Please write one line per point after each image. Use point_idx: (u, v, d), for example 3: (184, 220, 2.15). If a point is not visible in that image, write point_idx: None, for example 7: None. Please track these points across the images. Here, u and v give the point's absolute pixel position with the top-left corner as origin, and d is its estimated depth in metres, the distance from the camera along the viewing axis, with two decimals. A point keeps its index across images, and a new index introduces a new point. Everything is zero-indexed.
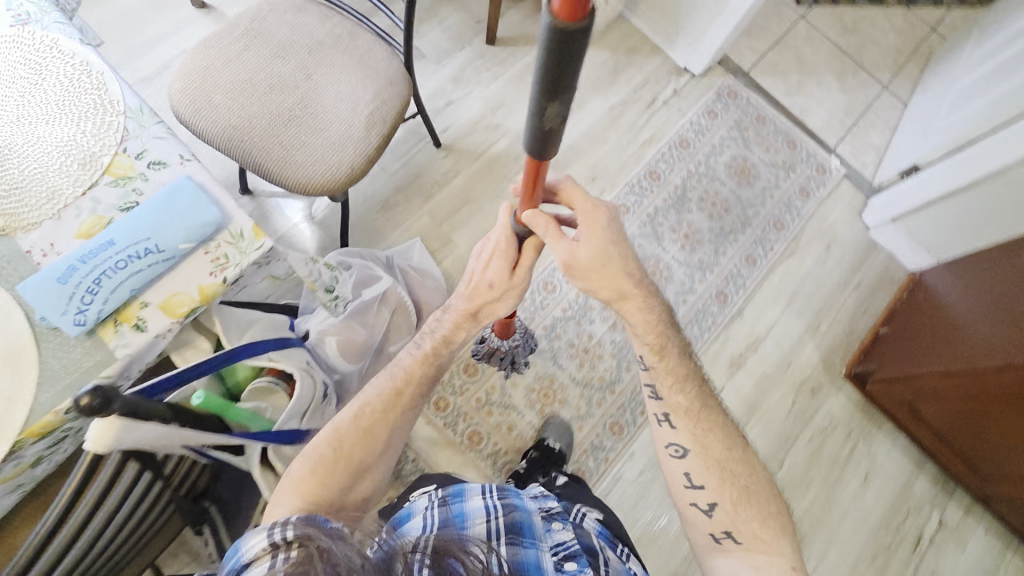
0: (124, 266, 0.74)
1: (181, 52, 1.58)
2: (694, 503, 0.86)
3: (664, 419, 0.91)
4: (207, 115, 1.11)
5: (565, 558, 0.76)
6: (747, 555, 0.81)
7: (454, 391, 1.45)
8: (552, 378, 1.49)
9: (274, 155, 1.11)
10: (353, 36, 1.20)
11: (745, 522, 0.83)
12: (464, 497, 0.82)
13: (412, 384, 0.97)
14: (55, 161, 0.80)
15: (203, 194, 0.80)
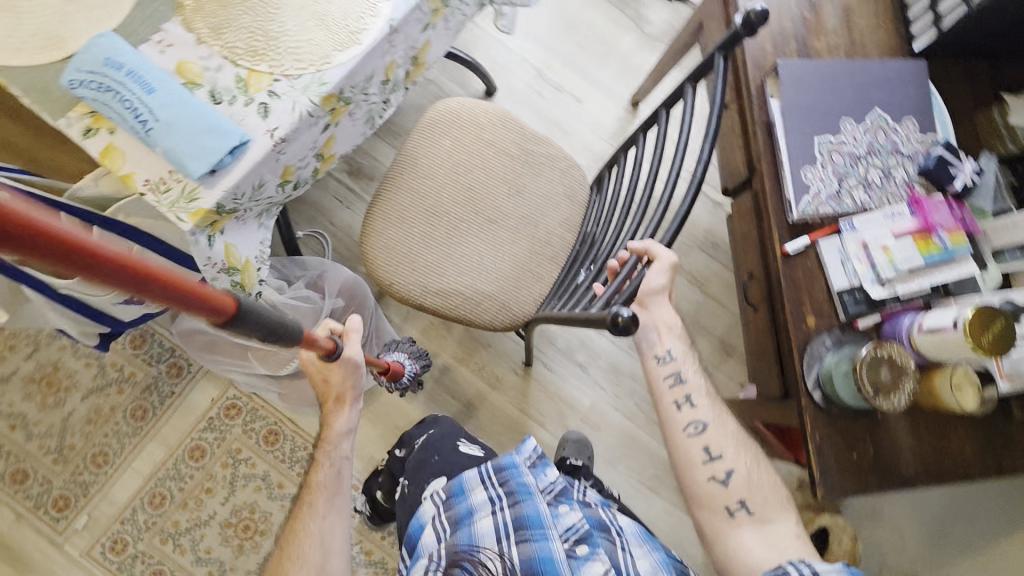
0: (128, 109, 0.77)
1: (573, 99, 1.65)
2: (712, 475, 0.82)
3: (682, 401, 0.85)
4: (423, 137, 1.09)
5: (576, 542, 0.83)
6: (760, 523, 0.79)
7: (245, 420, 1.38)
8: (264, 529, 1.36)
9: (388, 210, 1.05)
10: (549, 259, 1.08)
11: (764, 473, 0.83)
12: (467, 492, 0.89)
13: (318, 492, 0.84)
14: (256, 29, 0.84)
15: (221, 157, 0.77)
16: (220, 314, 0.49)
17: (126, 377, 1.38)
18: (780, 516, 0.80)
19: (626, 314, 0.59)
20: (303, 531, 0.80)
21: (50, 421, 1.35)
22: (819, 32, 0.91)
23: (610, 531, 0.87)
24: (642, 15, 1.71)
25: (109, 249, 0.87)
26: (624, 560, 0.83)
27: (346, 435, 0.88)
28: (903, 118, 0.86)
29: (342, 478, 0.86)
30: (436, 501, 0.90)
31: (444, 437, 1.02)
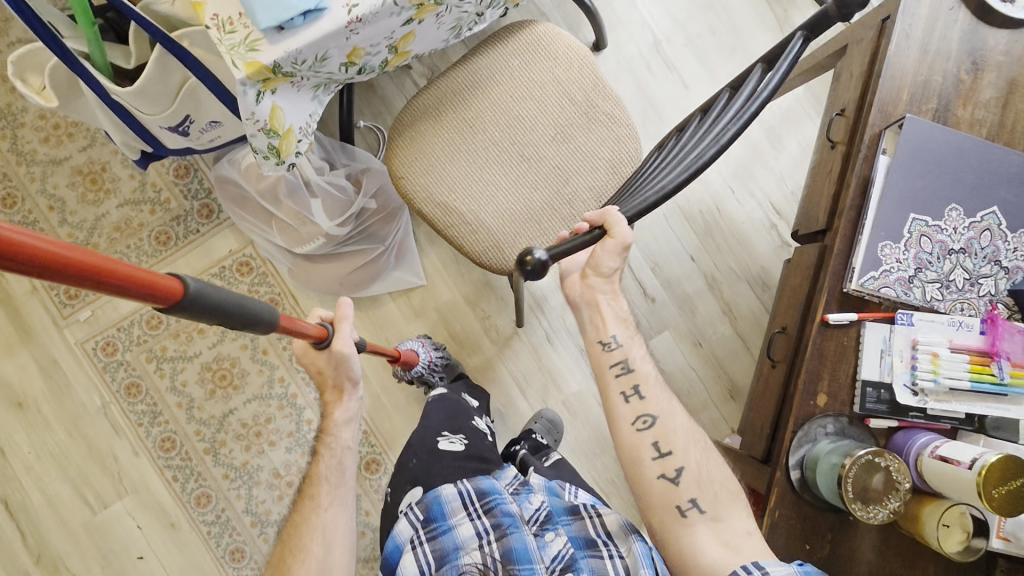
0: None
1: (679, 81, 1.53)
2: (664, 475, 0.75)
3: (631, 393, 0.80)
4: (496, 54, 1.06)
5: (563, 571, 0.81)
6: (718, 521, 0.73)
7: (251, 280, 1.41)
8: (241, 383, 1.43)
9: (425, 107, 1.05)
10: (562, 220, 1.03)
11: (719, 472, 0.76)
12: (450, 516, 0.89)
13: (320, 484, 0.84)
14: None
15: (292, 16, 0.74)
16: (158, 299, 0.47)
17: (161, 202, 1.42)
18: (736, 512, 0.74)
19: (534, 258, 0.64)
20: (306, 524, 0.80)
21: (84, 216, 1.41)
22: (967, 101, 0.79)
23: (598, 546, 0.83)
24: (789, 17, 1.55)
25: (171, 71, 0.87)
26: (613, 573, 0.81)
27: (345, 423, 0.90)
28: (1019, 228, 0.75)
29: (344, 467, 0.86)
30: (417, 524, 0.89)
31: (424, 433, 1.05)
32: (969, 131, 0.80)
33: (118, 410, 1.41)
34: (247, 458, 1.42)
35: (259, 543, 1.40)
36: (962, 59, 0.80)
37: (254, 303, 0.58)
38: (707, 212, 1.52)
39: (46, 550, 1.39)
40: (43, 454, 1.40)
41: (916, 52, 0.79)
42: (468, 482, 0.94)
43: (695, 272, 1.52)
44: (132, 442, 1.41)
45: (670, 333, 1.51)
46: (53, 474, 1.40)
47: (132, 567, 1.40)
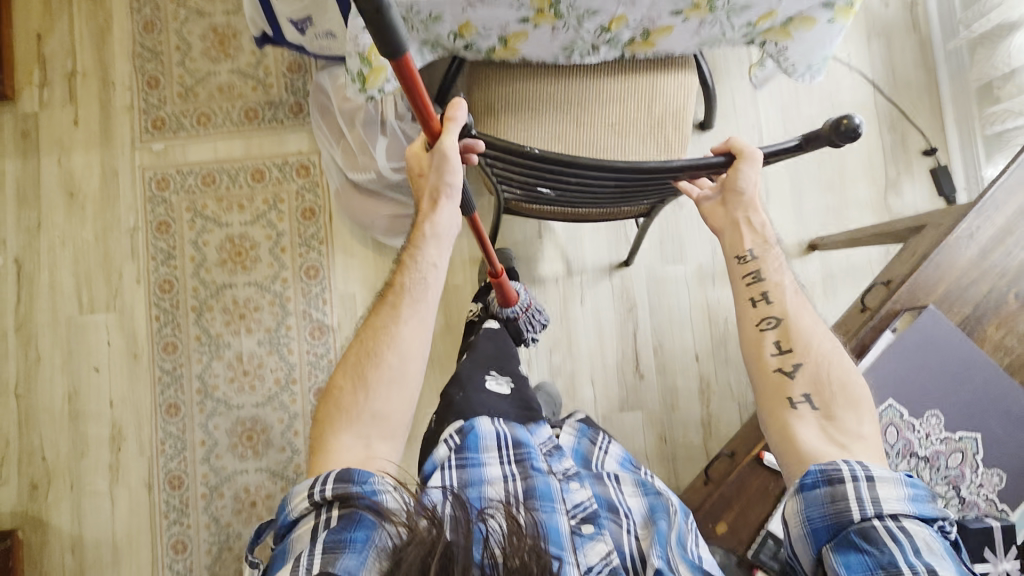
0: None
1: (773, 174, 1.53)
2: (779, 369, 0.74)
3: (765, 319, 0.78)
4: (615, 88, 1.10)
5: (584, 520, 0.82)
6: (829, 415, 0.70)
7: (305, 185, 1.52)
8: (249, 267, 1.52)
9: (509, 98, 1.10)
10: None
11: (841, 372, 0.73)
12: (482, 452, 0.90)
13: (403, 295, 0.86)
14: None
15: None
16: None
17: (264, 84, 1.55)
18: (855, 420, 0.70)
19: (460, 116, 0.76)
20: (385, 332, 0.84)
21: (201, 67, 1.56)
22: (1003, 323, 0.76)
23: (618, 512, 0.84)
24: (898, 181, 1.51)
25: None
26: (627, 542, 0.81)
27: (431, 238, 0.87)
28: (993, 465, 0.71)
29: (427, 286, 0.87)
30: (451, 448, 0.90)
31: (473, 367, 1.05)
32: (991, 352, 0.76)
33: (143, 238, 1.53)
34: (222, 332, 1.50)
35: (192, 410, 1.48)
36: (1017, 282, 0.76)
37: (404, 34, 0.55)
38: (731, 322, 1.49)
39: (28, 323, 1.52)
40: (67, 241, 1.53)
41: (973, 255, 0.76)
42: (506, 426, 0.95)
43: (693, 371, 1.49)
44: (139, 270, 1.52)
45: (642, 415, 1.48)
46: (66, 264, 1.53)
47: (85, 373, 1.50)
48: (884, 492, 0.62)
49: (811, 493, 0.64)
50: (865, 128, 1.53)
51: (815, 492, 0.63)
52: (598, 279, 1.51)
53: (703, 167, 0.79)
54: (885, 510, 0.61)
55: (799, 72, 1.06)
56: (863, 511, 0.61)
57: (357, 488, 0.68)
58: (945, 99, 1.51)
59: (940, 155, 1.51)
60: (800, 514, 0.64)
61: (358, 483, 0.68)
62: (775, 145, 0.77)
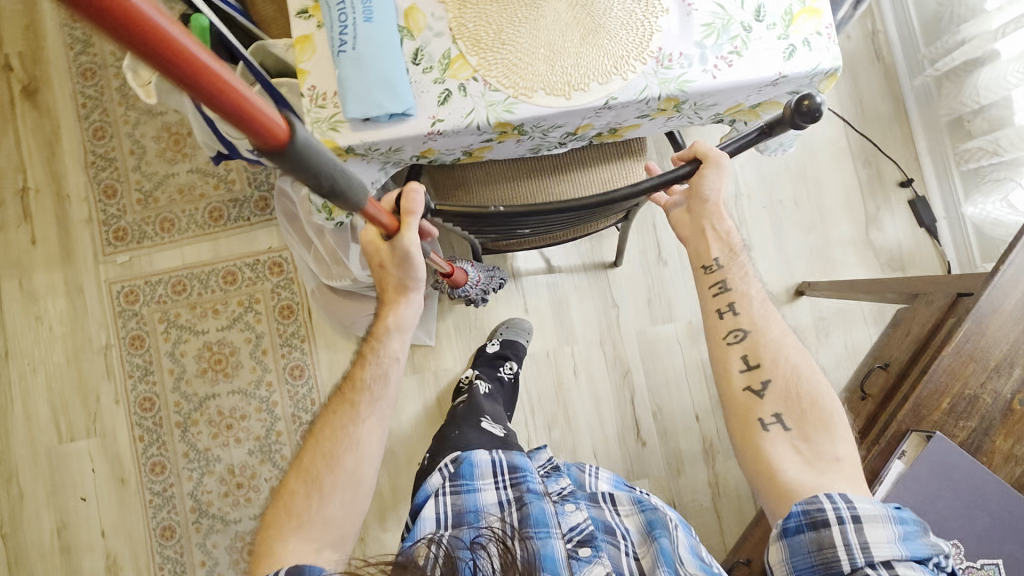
0: (340, 21, 0.78)
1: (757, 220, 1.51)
2: (748, 385, 0.72)
3: (736, 331, 0.76)
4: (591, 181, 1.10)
5: (580, 543, 0.80)
6: (805, 436, 0.68)
7: (280, 282, 1.48)
8: (230, 374, 1.47)
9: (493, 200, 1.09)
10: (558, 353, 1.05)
11: (811, 388, 0.71)
12: (477, 478, 0.93)
13: (363, 392, 0.79)
14: (491, 25, 0.82)
15: (378, 114, 0.78)
16: (257, 137, 0.40)
17: (227, 181, 1.50)
18: (829, 440, 0.68)
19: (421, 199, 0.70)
20: (344, 434, 0.77)
21: (158, 169, 1.51)
22: (1011, 432, 0.74)
23: (615, 535, 0.83)
24: (878, 217, 1.50)
25: None
26: (625, 564, 0.78)
27: (395, 331, 0.82)
28: None
29: (388, 382, 0.80)
30: (446, 476, 0.94)
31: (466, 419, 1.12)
32: (1003, 463, 0.74)
33: (118, 355, 1.47)
34: (210, 444, 1.45)
35: (188, 530, 1.43)
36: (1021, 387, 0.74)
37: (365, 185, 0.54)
38: None
39: (8, 457, 1.45)
40: (38, 366, 1.47)
41: (973, 362, 0.74)
42: (503, 455, 0.99)
43: (695, 431, 1.47)
44: (118, 389, 1.47)
45: (649, 482, 1.46)
46: (41, 390, 1.47)
47: (71, 502, 1.44)
48: (874, 535, 0.56)
49: (795, 539, 0.59)
50: (839, 166, 1.52)
51: (797, 538, 0.59)
52: (589, 347, 1.49)
53: (677, 180, 0.71)
54: (875, 559, 0.55)
55: (770, 148, 1.05)
56: (852, 559, 0.56)
57: None
58: (915, 130, 1.51)
59: (916, 186, 1.50)
60: (785, 562, 0.59)
61: None
62: (738, 140, 0.72)
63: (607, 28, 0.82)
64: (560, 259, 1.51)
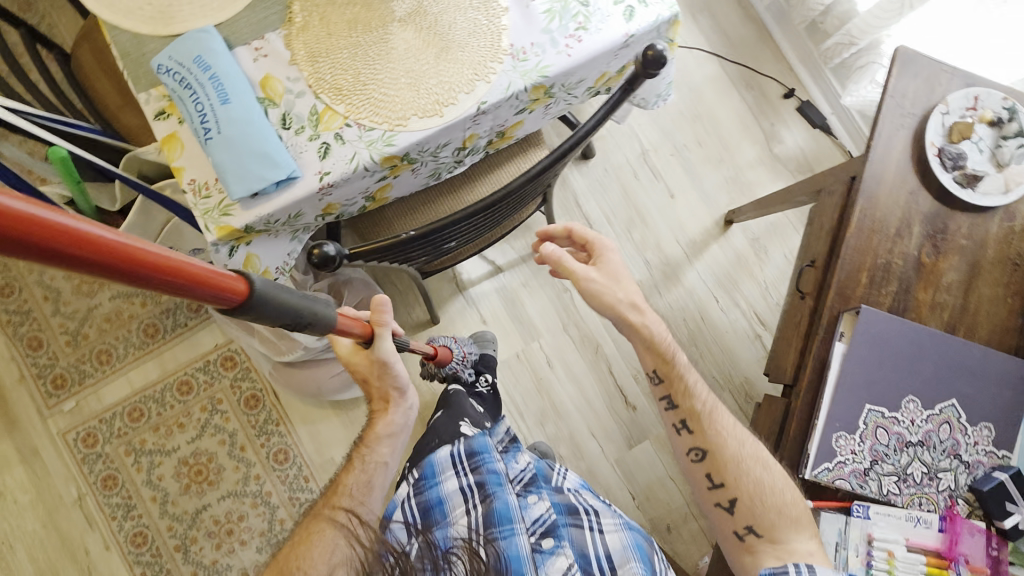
0: (197, 110, 0.78)
1: (669, 168, 1.56)
2: (718, 503, 0.74)
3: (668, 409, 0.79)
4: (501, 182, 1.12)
5: (543, 534, 0.84)
6: (774, 544, 0.70)
7: (236, 375, 1.45)
8: (215, 480, 1.43)
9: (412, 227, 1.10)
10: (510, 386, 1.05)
11: (775, 499, 0.71)
12: (438, 474, 0.92)
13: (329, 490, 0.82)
14: (347, 67, 0.83)
15: (263, 186, 0.78)
16: (234, 306, 0.43)
17: (152, 294, 1.47)
18: (797, 531, 0.70)
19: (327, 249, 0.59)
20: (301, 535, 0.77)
21: (78, 306, 1.46)
22: (928, 284, 0.79)
23: (578, 516, 0.89)
24: (775, 131, 1.58)
25: (169, 216, 0.93)
26: (592, 546, 0.85)
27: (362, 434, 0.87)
28: (980, 422, 0.75)
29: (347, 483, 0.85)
30: (411, 484, 0.93)
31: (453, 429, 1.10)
32: (931, 313, 0.79)
33: (94, 502, 1.41)
34: (216, 556, 1.41)
35: None
36: (923, 240, 0.79)
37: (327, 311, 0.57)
38: (689, 320, 1.52)
39: None
40: (14, 541, 1.40)
41: (876, 235, 0.79)
42: (462, 442, 0.95)
43: None
44: (104, 536, 1.41)
45: (651, 443, 1.49)
46: (24, 565, 1.40)
47: None
48: None
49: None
50: (725, 96, 1.59)
51: None
52: (555, 336, 1.52)
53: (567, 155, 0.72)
54: None
55: (650, 101, 1.09)
56: None
57: None
58: (780, 43, 1.59)
59: (799, 93, 1.58)
60: None
61: None
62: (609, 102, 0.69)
63: (457, 41, 0.85)
64: (503, 260, 1.53)
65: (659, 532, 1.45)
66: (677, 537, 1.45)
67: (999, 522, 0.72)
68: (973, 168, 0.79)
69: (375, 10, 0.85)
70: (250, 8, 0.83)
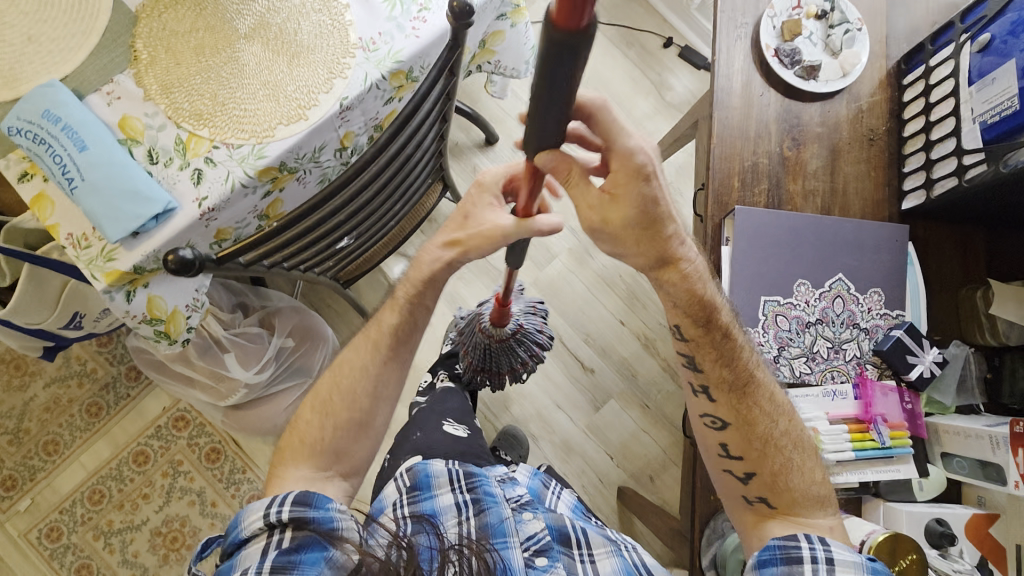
0: (57, 164, 0.78)
1: None
2: (729, 471, 0.76)
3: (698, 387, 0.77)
4: None
5: (536, 552, 0.82)
6: (787, 518, 0.72)
7: (192, 432, 1.43)
8: (192, 543, 1.39)
9: None
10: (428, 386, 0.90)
11: (799, 482, 0.72)
12: (433, 488, 0.87)
13: None
14: (203, 91, 0.85)
15: (141, 223, 0.78)
16: None
17: (87, 373, 1.44)
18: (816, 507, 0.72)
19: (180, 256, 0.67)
20: None
21: (13, 403, 1.42)
22: (796, 175, 0.85)
23: (571, 543, 0.85)
24: (664, 79, 1.63)
25: (64, 280, 0.92)
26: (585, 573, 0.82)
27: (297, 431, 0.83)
28: (869, 288, 0.82)
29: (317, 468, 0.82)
30: (402, 487, 0.90)
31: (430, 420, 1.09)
32: (805, 201, 0.84)
33: None
34: None
35: None
36: (781, 136, 0.85)
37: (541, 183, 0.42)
38: (626, 275, 1.56)
39: None
40: None
41: (739, 140, 0.84)
42: (459, 463, 0.93)
43: (627, 335, 1.54)
44: None
45: (617, 401, 1.51)
46: None
47: None
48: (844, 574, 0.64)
49: (769, 570, 0.66)
50: (610, 57, 1.64)
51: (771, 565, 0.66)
52: None
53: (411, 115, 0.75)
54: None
55: (522, 70, 1.15)
56: None
57: (314, 513, 0.66)
58: None
59: (676, 41, 1.65)
60: None
61: (315, 508, 0.67)
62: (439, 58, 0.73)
63: (306, 45, 0.87)
64: None
65: (643, 484, 1.47)
66: (661, 484, 1.47)
67: (905, 375, 0.79)
68: (809, 61, 0.86)
69: (219, 32, 0.87)
70: (93, 55, 0.84)
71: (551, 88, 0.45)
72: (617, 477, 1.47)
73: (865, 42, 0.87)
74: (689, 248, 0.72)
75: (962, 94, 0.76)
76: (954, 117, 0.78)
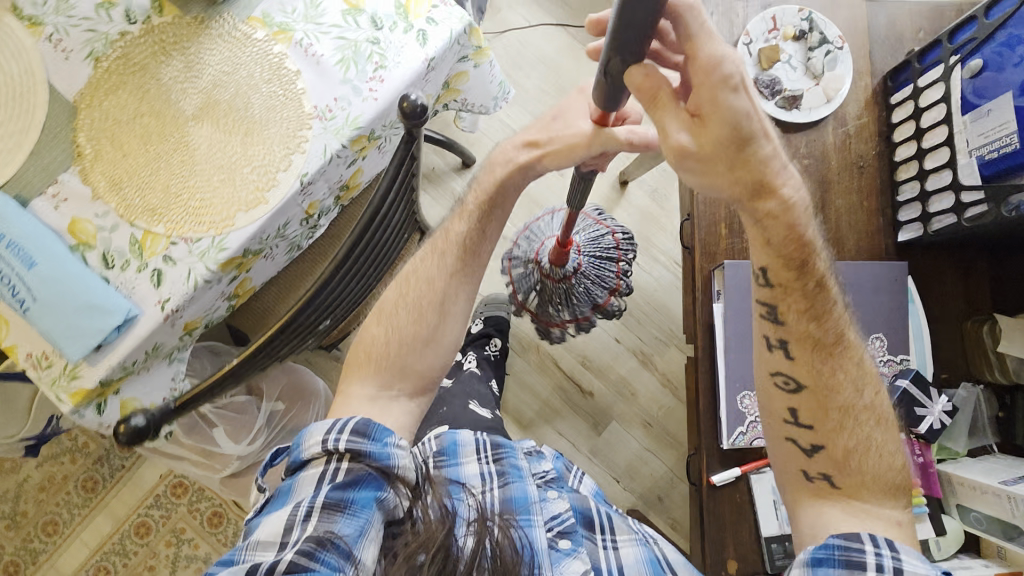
0: (6, 285, 0.74)
1: None
2: (789, 441, 0.69)
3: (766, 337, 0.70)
4: None
5: (561, 534, 0.78)
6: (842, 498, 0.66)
7: (192, 498, 1.39)
8: None
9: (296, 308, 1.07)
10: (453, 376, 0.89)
11: (862, 463, 0.66)
12: (459, 455, 0.84)
13: None
14: (153, 184, 0.80)
15: (103, 337, 0.74)
16: None
17: (79, 447, 1.40)
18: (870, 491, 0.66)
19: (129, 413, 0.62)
20: None
21: (6, 485, 1.38)
22: None
23: (594, 528, 0.81)
24: None
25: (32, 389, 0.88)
26: (605, 559, 0.78)
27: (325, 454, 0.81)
28: (871, 334, 0.81)
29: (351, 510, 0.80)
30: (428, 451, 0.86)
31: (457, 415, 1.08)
32: None
33: None
34: None
35: None
36: None
37: None
38: None
39: None
40: None
41: None
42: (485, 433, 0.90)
43: (624, 353, 1.51)
44: None
45: (619, 422, 1.49)
46: None
47: None
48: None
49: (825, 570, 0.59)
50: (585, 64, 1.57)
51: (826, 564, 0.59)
52: None
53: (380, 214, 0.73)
54: None
55: (490, 105, 1.08)
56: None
57: (371, 446, 0.64)
58: None
59: None
60: None
61: (374, 440, 0.64)
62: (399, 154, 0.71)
63: (258, 120, 0.82)
64: None
65: (651, 506, 1.46)
66: (668, 504, 1.46)
67: (915, 427, 0.79)
68: (790, 90, 0.83)
69: (163, 114, 0.81)
70: (33, 155, 0.79)
71: (630, 23, 0.46)
72: (624, 500, 1.46)
73: (847, 61, 0.84)
74: (789, 174, 0.60)
75: (954, 122, 0.73)
76: (948, 145, 0.75)
